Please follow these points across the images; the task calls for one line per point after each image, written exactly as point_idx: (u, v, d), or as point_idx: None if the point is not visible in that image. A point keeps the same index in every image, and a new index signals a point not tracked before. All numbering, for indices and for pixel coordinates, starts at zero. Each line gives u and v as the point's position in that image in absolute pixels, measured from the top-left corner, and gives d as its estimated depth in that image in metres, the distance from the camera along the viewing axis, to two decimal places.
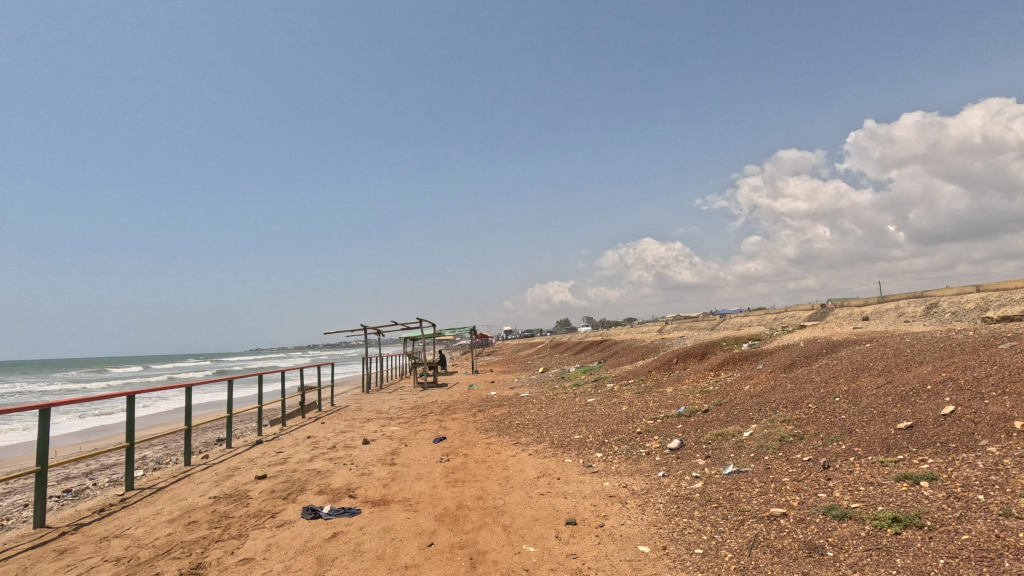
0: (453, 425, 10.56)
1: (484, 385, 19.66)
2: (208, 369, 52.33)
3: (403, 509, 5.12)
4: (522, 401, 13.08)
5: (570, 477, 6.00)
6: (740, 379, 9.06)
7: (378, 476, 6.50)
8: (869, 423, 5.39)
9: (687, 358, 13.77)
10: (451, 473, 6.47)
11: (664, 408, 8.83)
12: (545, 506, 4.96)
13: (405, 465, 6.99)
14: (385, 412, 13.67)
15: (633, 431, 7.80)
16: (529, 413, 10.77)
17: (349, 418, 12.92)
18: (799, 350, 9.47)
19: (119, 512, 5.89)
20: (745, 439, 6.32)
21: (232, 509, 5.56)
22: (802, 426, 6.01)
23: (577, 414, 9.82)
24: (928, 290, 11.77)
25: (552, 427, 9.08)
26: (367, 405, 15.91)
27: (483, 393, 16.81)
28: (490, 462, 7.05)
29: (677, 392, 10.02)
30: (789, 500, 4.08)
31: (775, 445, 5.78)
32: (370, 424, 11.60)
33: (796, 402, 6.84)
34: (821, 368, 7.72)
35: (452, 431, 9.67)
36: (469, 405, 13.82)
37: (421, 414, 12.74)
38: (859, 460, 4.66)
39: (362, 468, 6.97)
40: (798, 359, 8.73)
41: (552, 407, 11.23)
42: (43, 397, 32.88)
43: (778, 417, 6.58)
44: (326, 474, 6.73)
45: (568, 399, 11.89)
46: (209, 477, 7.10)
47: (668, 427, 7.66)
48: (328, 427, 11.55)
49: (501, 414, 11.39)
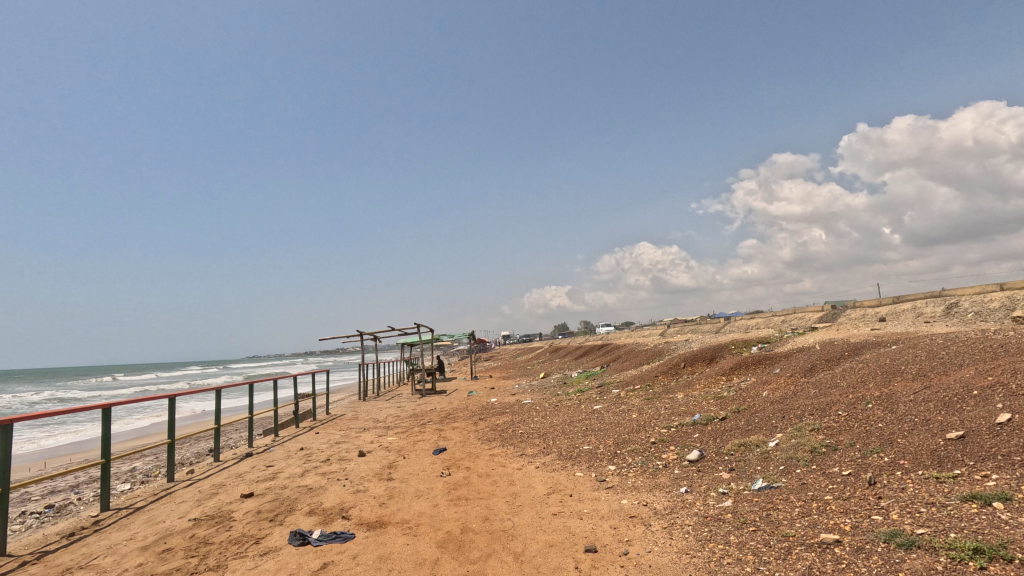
0: (454, 434, 10.06)
1: (484, 391, 19.08)
2: (204, 377, 51.55)
3: (402, 533, 4.63)
4: (524, 408, 12.59)
5: (583, 494, 5.50)
6: (757, 385, 8.57)
7: (374, 494, 5.98)
8: (912, 433, 4.93)
9: (694, 362, 13.29)
10: (454, 490, 5.96)
11: (677, 416, 8.36)
12: (560, 529, 4.47)
13: (404, 482, 6.48)
14: (383, 421, 13.17)
15: (646, 441, 7.32)
16: (533, 422, 10.26)
17: (345, 427, 12.42)
18: (816, 353, 9.00)
19: (88, 538, 5.37)
20: (771, 450, 5.85)
21: (213, 533, 5.06)
22: (835, 436, 5.54)
23: (584, 422, 9.34)
24: (947, 289, 11.30)
25: (559, 436, 8.58)
26: (364, 413, 15.41)
27: (483, 400, 16.28)
28: (495, 476, 6.55)
29: (689, 397, 9.54)
30: (840, 524, 3.60)
31: (807, 457, 5.32)
32: (367, 434, 11.08)
33: (823, 408, 6.37)
34: (847, 372, 7.24)
35: (453, 442, 9.17)
36: (470, 413, 13.33)
37: (419, 423, 12.21)
38: (911, 476, 4.18)
39: (356, 485, 6.46)
40: (818, 362, 8.25)
41: (557, 414, 10.75)
42: (34, 406, 32.16)
43: (806, 425, 6.11)
44: (318, 492, 6.22)
45: (573, 407, 11.38)
46: (191, 495, 6.58)
47: (684, 436, 7.19)
48: (322, 437, 11.05)
49: (503, 422, 10.87)
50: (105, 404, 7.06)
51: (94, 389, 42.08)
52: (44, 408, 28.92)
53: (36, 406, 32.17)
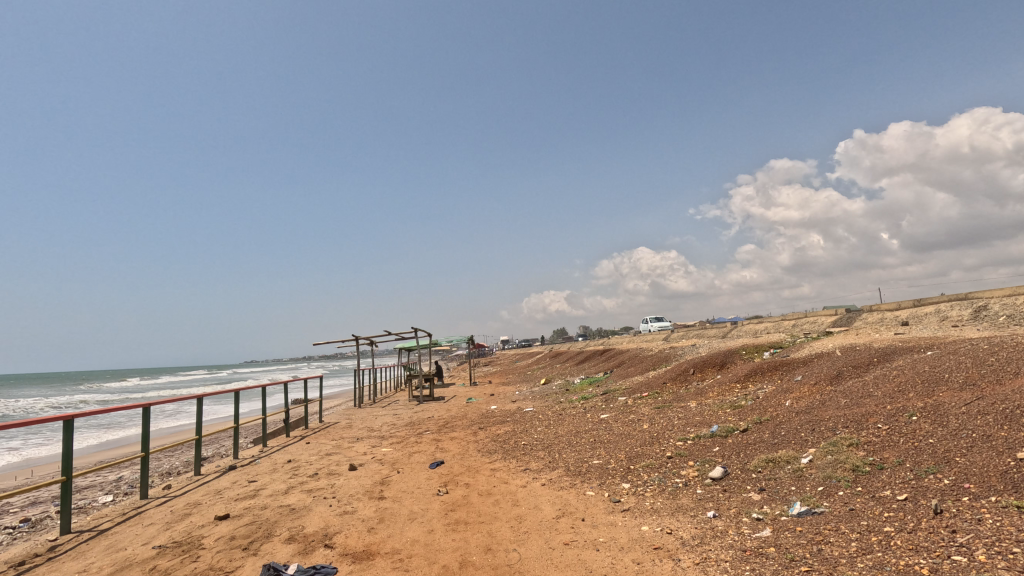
0: (452, 445, 9.45)
1: (483, 399, 18.44)
2: (200, 382, 50.78)
3: (392, 567, 4.02)
4: (527, 416, 11.97)
5: (597, 519, 4.89)
6: (778, 393, 7.98)
7: (362, 517, 5.36)
8: (973, 451, 4.34)
9: (704, 368, 12.70)
10: (451, 513, 5.35)
11: (692, 426, 7.75)
12: (573, 564, 3.87)
13: (396, 501, 5.88)
14: (378, 430, 12.56)
15: (661, 455, 6.72)
16: (536, 432, 9.65)
17: (337, 437, 11.79)
18: (841, 359, 8.39)
19: (38, 569, 4.74)
20: (805, 468, 5.26)
21: (177, 565, 4.44)
22: (879, 454, 4.95)
23: (591, 433, 8.73)
24: (974, 291, 10.70)
25: (565, 449, 7.97)
26: (358, 420, 14.78)
27: (483, 407, 15.65)
28: (497, 495, 5.94)
29: (704, 406, 8.94)
30: (914, 567, 3.01)
31: (850, 478, 4.74)
32: (359, 444, 10.46)
33: (859, 420, 5.77)
34: (880, 380, 6.64)
35: (451, 454, 8.56)
36: (469, 421, 12.70)
37: (416, 433, 11.57)
38: (984, 504, 3.58)
39: (343, 505, 5.85)
40: (846, 368, 7.65)
41: (562, 424, 10.12)
42: (33, 411, 31.66)
43: (841, 439, 5.52)
44: (301, 514, 5.60)
45: (577, 416, 10.75)
46: (162, 517, 5.97)
47: (703, 450, 6.59)
48: (312, 448, 10.42)
49: (504, 432, 10.25)
50: (71, 414, 6.44)
51: (91, 395, 41.42)
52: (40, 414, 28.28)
53: (34, 411, 31.68)
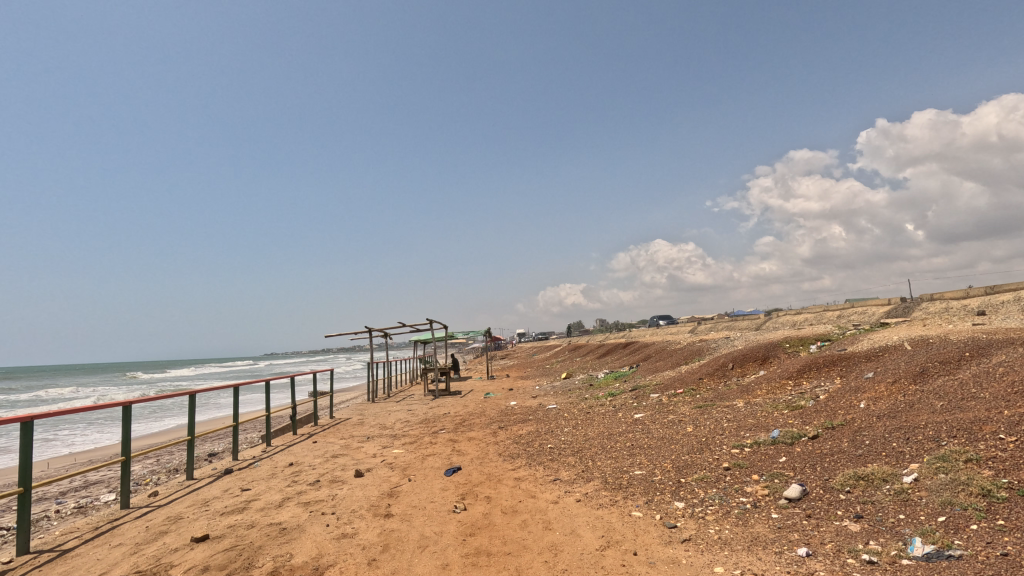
0: (471, 447, 8.54)
1: (502, 394, 17.50)
2: (219, 376, 50.72)
3: None
4: (551, 415, 11.02)
5: (652, 553, 3.92)
6: (846, 392, 6.91)
7: (363, 543, 4.45)
8: None
9: (744, 363, 11.60)
10: (470, 540, 4.42)
11: (747, 431, 6.72)
12: None
13: (405, 522, 4.96)
14: (390, 428, 11.71)
15: (716, 466, 5.70)
16: (564, 433, 8.68)
17: (346, 435, 10.95)
18: (919, 353, 7.25)
19: None
20: (911, 489, 4.21)
21: None
22: (1016, 475, 3.89)
23: (627, 436, 7.77)
24: None
25: (599, 455, 7.00)
26: (371, 417, 13.97)
27: (501, 404, 14.69)
28: (524, 516, 4.99)
29: (755, 406, 7.89)
30: None
31: (981, 506, 3.69)
32: (369, 445, 9.60)
33: (970, 429, 4.69)
34: (983, 379, 5.54)
35: (469, 459, 7.64)
36: (488, 419, 11.78)
37: (430, 432, 10.68)
38: None
39: (342, 525, 4.94)
40: (930, 364, 6.53)
41: (591, 424, 9.14)
42: (58, 403, 31.61)
43: (953, 453, 4.45)
44: (291, 536, 4.71)
45: (607, 415, 9.73)
46: (135, 537, 5.13)
47: (767, 462, 5.55)
48: (318, 448, 9.59)
49: (527, 433, 9.29)
50: (34, 415, 5.59)
51: (115, 387, 41.45)
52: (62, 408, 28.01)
53: (54, 403, 31.60)
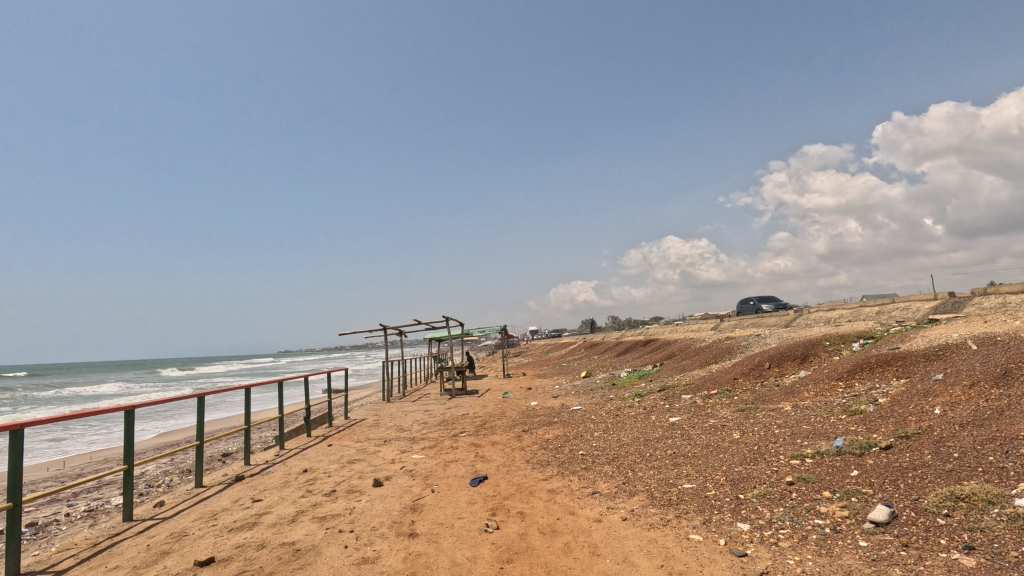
0: (495, 453, 7.99)
1: (521, 393, 16.95)
2: (234, 374, 50.85)
3: None
4: (577, 417, 10.45)
5: None
6: (915, 397, 6.23)
7: (386, 570, 3.91)
8: None
9: (782, 362, 10.93)
10: (507, 568, 3.87)
11: (804, 438, 6.08)
12: None
13: (432, 544, 4.41)
14: (408, 430, 11.21)
15: (778, 480, 5.08)
16: (595, 439, 8.10)
17: (362, 438, 10.45)
18: (993, 352, 6.57)
19: None
20: None
21: None
22: None
23: (666, 443, 7.16)
24: None
25: (639, 464, 6.40)
26: (387, 418, 13.48)
27: (522, 404, 14.14)
28: (566, 539, 4.41)
29: (806, 410, 7.25)
30: None
31: None
32: (387, 449, 9.09)
33: None
34: None
35: (495, 467, 7.09)
36: (510, 421, 11.23)
37: (450, 435, 10.15)
38: None
39: (362, 547, 4.41)
40: (1013, 364, 5.84)
41: (624, 428, 8.54)
42: (77, 401, 31.61)
43: None
44: (305, 560, 4.18)
45: (639, 418, 9.13)
46: (134, 558, 4.63)
47: (837, 475, 4.92)
48: (334, 452, 9.09)
49: (554, 437, 8.71)
50: (26, 422, 5.11)
51: (134, 385, 41.58)
52: (83, 406, 27.90)
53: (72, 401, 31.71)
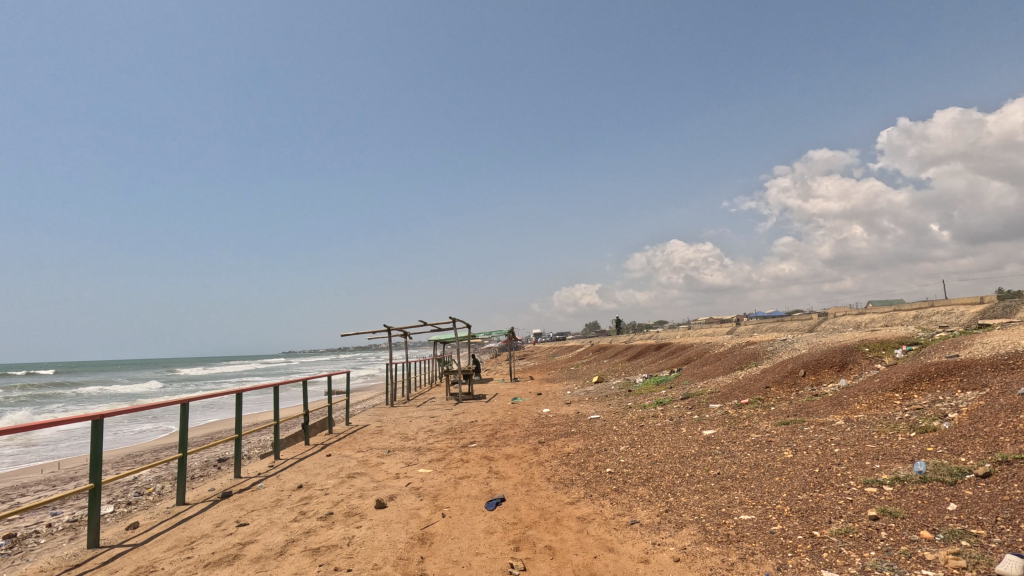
0: (511, 469, 7.17)
1: (532, 399, 16.12)
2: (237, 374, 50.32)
3: None
4: (598, 427, 9.63)
5: None
6: (1001, 414, 5.38)
7: None
8: None
9: (820, 369, 10.08)
10: None
11: (874, 460, 5.25)
12: None
13: None
14: (413, 439, 10.41)
15: (860, 514, 4.24)
16: (622, 454, 7.28)
17: (364, 448, 9.64)
18: None
19: None
20: None
21: None
22: None
23: (706, 461, 6.33)
24: None
25: (681, 487, 5.57)
26: (391, 425, 12.70)
27: (533, 411, 13.34)
28: None
29: (864, 426, 6.41)
30: None
31: None
32: (390, 462, 8.29)
33: None
34: None
35: (513, 487, 6.28)
36: (523, 431, 10.42)
37: (459, 445, 9.35)
38: None
39: None
40: None
41: (653, 442, 7.73)
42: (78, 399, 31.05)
43: None
44: None
45: (668, 431, 8.32)
46: None
47: (933, 511, 4.07)
48: (334, 464, 8.29)
49: (575, 451, 7.90)
50: None
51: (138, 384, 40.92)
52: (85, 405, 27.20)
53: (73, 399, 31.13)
